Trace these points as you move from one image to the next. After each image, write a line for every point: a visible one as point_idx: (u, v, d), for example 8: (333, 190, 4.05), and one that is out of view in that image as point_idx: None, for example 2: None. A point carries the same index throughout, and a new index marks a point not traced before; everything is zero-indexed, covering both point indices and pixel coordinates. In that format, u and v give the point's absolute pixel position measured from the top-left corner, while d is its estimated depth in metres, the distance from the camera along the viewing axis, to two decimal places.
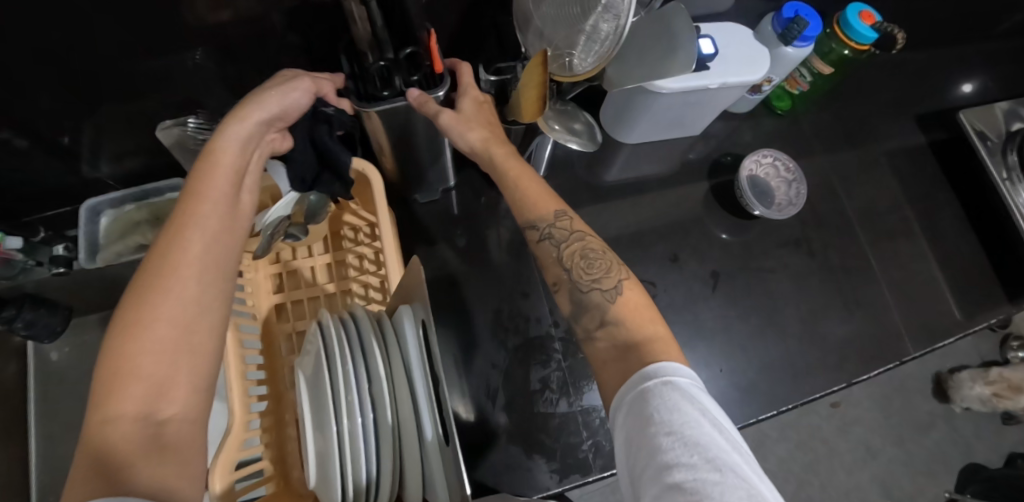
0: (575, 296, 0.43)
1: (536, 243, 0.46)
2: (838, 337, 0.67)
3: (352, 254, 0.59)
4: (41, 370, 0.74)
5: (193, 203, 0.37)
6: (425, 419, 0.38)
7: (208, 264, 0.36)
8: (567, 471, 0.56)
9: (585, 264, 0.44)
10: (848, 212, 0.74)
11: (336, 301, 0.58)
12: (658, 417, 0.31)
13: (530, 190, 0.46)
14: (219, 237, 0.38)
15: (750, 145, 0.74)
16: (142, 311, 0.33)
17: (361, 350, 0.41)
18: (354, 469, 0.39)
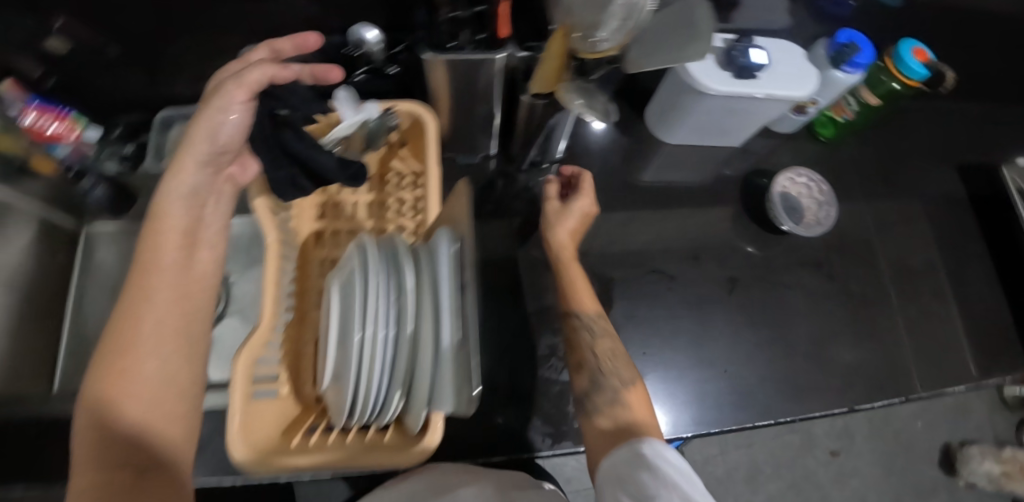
0: (593, 379, 0.51)
1: (575, 329, 0.55)
2: (847, 363, 0.67)
3: (393, 197, 0.62)
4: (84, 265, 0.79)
5: (147, 269, 0.41)
6: (445, 327, 0.40)
7: (166, 320, 0.40)
8: (559, 438, 0.58)
9: (610, 362, 0.52)
10: (874, 245, 0.75)
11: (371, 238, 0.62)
12: (647, 475, 0.38)
13: (581, 289, 0.57)
14: (175, 287, 0.41)
15: (786, 166, 0.76)
16: (111, 381, 0.36)
17: (395, 265, 0.44)
18: (368, 378, 0.41)
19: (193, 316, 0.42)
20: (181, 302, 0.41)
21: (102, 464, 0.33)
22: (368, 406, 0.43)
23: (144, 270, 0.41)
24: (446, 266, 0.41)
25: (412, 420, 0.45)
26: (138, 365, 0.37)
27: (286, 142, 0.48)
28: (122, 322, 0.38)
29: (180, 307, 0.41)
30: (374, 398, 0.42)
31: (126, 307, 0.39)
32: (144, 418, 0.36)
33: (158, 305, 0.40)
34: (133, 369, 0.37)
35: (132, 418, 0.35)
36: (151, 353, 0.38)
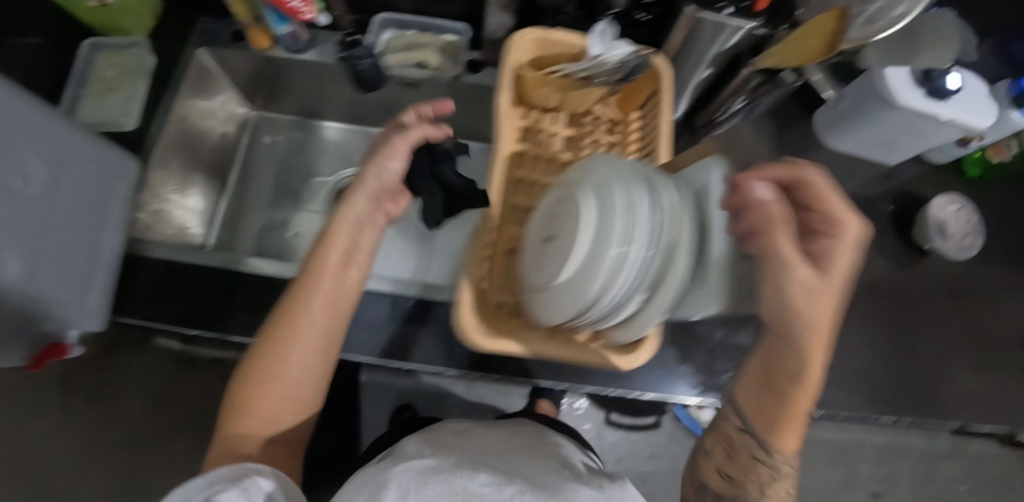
0: (763, 491, 0.53)
1: (751, 438, 0.54)
2: (966, 385, 0.69)
3: (590, 138, 0.66)
4: (250, 147, 0.86)
5: (308, 280, 0.51)
6: (716, 236, 0.44)
7: (315, 330, 0.51)
8: (706, 388, 0.64)
9: (767, 477, 0.53)
10: (1014, 287, 0.75)
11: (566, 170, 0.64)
12: None
13: (794, 433, 0.51)
14: (330, 303, 0.52)
15: (935, 193, 0.78)
16: (272, 361, 0.51)
17: (650, 180, 0.48)
18: (616, 279, 0.44)
19: (327, 337, 0.52)
20: (330, 314, 0.52)
21: (230, 446, 0.51)
22: (605, 304, 0.46)
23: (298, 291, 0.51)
24: (717, 197, 0.45)
25: (630, 329, 0.48)
26: (275, 379, 0.51)
27: (445, 176, 0.60)
28: (278, 328, 0.51)
29: (324, 330, 0.52)
30: (615, 296, 0.45)
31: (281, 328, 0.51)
32: (269, 424, 0.52)
33: (295, 326, 0.51)
34: (266, 389, 0.51)
35: (251, 438, 0.51)
36: (300, 353, 0.51)
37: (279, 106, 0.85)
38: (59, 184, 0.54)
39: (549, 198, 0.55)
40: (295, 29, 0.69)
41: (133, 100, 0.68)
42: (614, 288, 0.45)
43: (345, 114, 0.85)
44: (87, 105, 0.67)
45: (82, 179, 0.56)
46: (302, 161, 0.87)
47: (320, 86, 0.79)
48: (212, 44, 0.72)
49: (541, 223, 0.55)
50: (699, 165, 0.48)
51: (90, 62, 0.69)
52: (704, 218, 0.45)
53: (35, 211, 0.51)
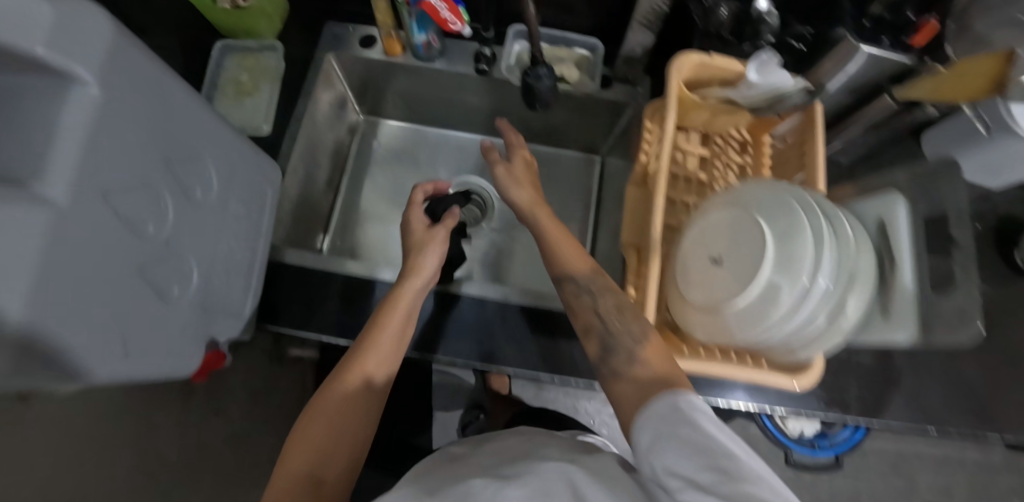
0: (604, 341, 0.54)
1: (575, 296, 0.58)
2: None
3: (722, 158, 0.68)
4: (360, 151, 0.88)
5: (378, 325, 0.57)
6: (906, 270, 0.45)
7: (380, 364, 0.56)
8: (830, 405, 0.66)
9: (618, 316, 0.54)
10: None
11: (702, 189, 0.66)
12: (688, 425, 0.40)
13: (570, 252, 0.59)
14: (394, 344, 0.58)
15: None
16: (341, 390, 0.53)
17: (825, 214, 0.51)
18: (798, 311, 0.48)
19: (378, 392, 0.56)
20: (391, 350, 0.57)
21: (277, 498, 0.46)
22: (788, 325, 0.49)
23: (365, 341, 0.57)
24: (905, 231, 0.47)
25: (805, 350, 0.51)
26: (330, 423, 0.52)
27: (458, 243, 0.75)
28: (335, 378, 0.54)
29: (389, 355, 0.57)
30: (801, 320, 0.48)
31: (340, 376, 0.54)
32: (317, 470, 0.49)
33: (363, 369, 0.55)
34: (332, 418, 0.52)
35: (310, 479, 0.48)
36: (356, 399, 0.53)
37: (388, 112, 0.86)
38: (228, 193, 0.53)
39: (711, 218, 0.57)
40: (431, 38, 0.69)
41: (263, 105, 0.68)
42: (797, 319, 0.48)
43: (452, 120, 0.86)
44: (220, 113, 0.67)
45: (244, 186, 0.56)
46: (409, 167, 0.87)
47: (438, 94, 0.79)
48: (340, 50, 0.73)
49: (703, 244, 0.57)
50: (879, 199, 0.50)
51: (221, 65, 0.69)
52: (890, 250, 0.47)
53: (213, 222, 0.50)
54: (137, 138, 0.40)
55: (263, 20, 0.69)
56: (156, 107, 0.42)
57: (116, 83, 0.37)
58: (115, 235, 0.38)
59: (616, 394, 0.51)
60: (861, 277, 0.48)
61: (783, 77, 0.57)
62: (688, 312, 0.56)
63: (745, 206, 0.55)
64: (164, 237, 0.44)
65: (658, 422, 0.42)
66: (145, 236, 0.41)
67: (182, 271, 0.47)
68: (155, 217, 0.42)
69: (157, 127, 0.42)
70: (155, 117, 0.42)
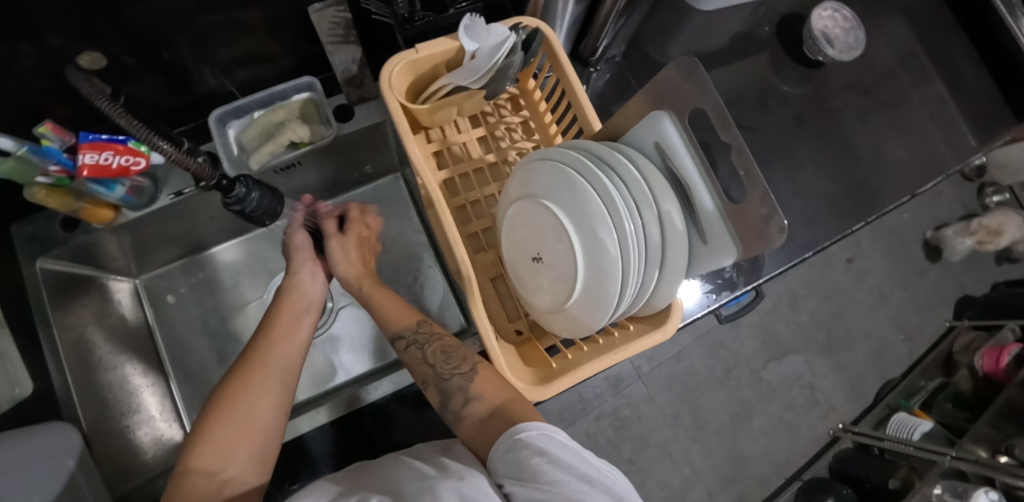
0: (440, 387, 0.46)
1: (404, 351, 0.50)
2: (898, 158, 0.77)
3: (502, 126, 0.61)
4: (159, 314, 0.76)
5: (267, 343, 0.49)
6: (704, 192, 0.44)
7: (285, 370, 0.47)
8: (720, 289, 0.68)
9: (443, 357, 0.48)
10: (888, 58, 0.83)
11: (499, 170, 0.61)
12: (534, 450, 0.35)
13: (390, 310, 0.53)
14: (292, 344, 0.50)
15: (809, 3, 0.79)
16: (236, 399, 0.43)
17: (608, 163, 0.47)
18: (629, 275, 0.45)
19: (291, 374, 0.48)
20: (289, 344, 0.49)
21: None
22: (629, 289, 0.46)
23: (266, 338, 0.49)
24: (683, 148, 0.44)
25: (659, 298, 0.48)
26: (245, 413, 0.42)
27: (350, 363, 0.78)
28: (248, 368, 0.46)
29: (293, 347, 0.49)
30: (636, 283, 0.46)
31: (247, 371, 0.45)
32: (221, 467, 0.39)
33: (278, 362, 0.47)
34: (223, 425, 0.41)
35: (213, 478, 0.39)
36: (268, 389, 0.45)
37: (161, 259, 0.74)
38: None
39: (516, 215, 0.53)
40: (131, 183, 0.57)
41: None
42: (633, 281, 0.46)
43: (236, 225, 0.75)
44: None
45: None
46: (225, 296, 0.78)
47: (194, 217, 0.68)
48: (48, 250, 0.60)
49: (521, 245, 0.53)
50: (648, 122, 0.47)
51: None
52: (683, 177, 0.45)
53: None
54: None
55: None
56: None
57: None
58: None
59: (461, 430, 0.43)
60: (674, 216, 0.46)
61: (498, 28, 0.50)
62: (544, 319, 0.52)
63: (535, 191, 0.51)
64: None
65: (504, 459, 0.37)
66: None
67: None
68: None
69: None
70: None
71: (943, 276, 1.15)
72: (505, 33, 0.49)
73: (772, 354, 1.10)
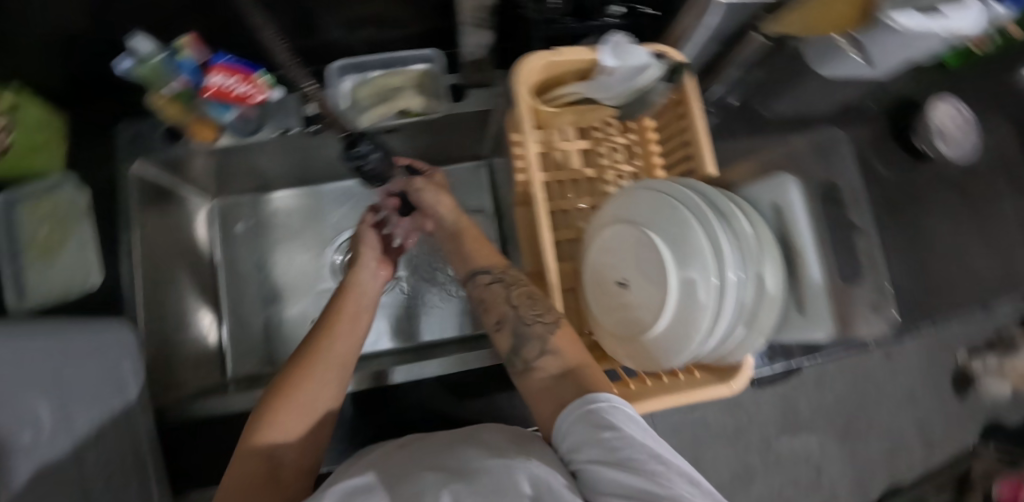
0: (518, 329, 0.48)
1: (487, 286, 0.53)
2: (979, 269, 0.75)
3: (607, 144, 0.61)
4: (224, 236, 0.77)
5: (327, 326, 0.49)
6: (814, 264, 0.43)
7: (339, 355, 0.48)
8: (775, 356, 0.67)
9: (529, 302, 0.49)
10: (993, 166, 0.81)
11: (594, 186, 0.61)
12: (608, 426, 0.36)
13: (476, 248, 0.57)
14: (348, 325, 0.50)
15: (928, 93, 0.77)
16: (291, 385, 0.44)
17: (720, 210, 0.47)
18: (716, 325, 0.45)
19: (345, 361, 0.47)
20: (345, 324, 0.50)
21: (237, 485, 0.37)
22: (713, 339, 0.46)
23: (327, 323, 0.50)
24: (803, 215, 0.44)
25: (736, 352, 0.48)
26: (296, 403, 0.43)
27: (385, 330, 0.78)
28: (305, 357, 0.46)
29: (350, 326, 0.50)
30: (719, 333, 0.46)
31: (305, 358, 0.46)
32: (278, 451, 0.40)
33: (330, 350, 0.47)
34: (277, 414, 0.42)
35: (268, 461, 0.39)
36: (322, 379, 0.45)
37: (238, 188, 0.75)
38: (73, 420, 0.47)
39: (609, 235, 0.53)
40: (243, 111, 0.58)
41: (82, 253, 0.58)
42: (717, 332, 0.46)
43: (316, 174, 0.76)
44: (37, 281, 0.57)
45: (83, 393, 0.49)
46: (290, 239, 0.78)
47: (284, 156, 0.68)
48: (146, 153, 0.61)
49: (608, 266, 0.53)
50: (771, 181, 0.46)
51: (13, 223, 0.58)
52: (796, 244, 0.44)
53: (63, 460, 0.45)
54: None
55: (37, 156, 0.57)
56: None
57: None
58: None
59: (526, 385, 0.46)
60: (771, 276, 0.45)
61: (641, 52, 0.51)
62: (611, 343, 0.53)
63: (637, 218, 0.51)
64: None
65: (579, 430, 0.37)
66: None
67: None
68: None
69: None
70: None
71: (976, 394, 1.13)
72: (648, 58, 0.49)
73: (788, 426, 1.08)
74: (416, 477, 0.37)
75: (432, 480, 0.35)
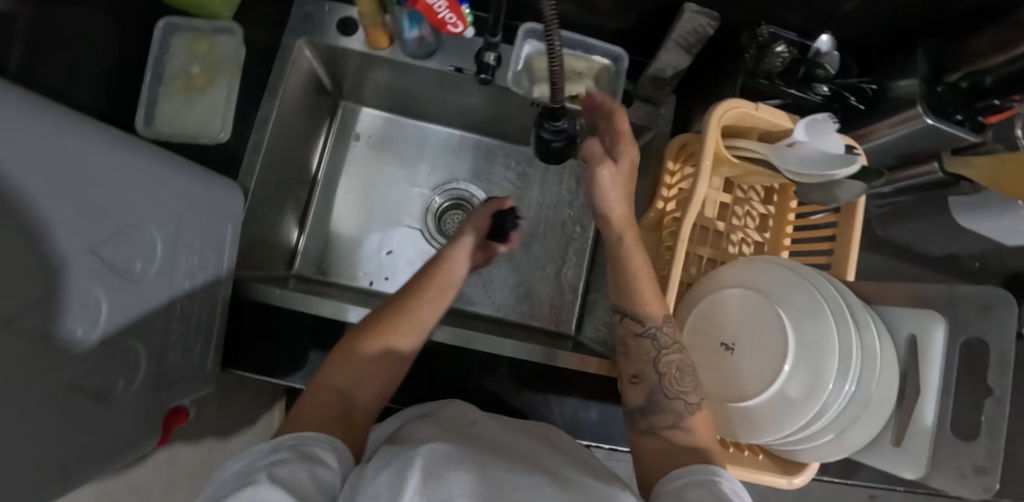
0: (653, 397, 0.47)
1: (635, 337, 0.50)
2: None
3: (746, 206, 0.61)
4: (338, 138, 0.75)
5: (415, 290, 0.52)
6: (930, 408, 0.43)
7: (420, 321, 0.50)
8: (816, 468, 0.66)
9: (678, 375, 0.48)
10: None
11: (718, 240, 0.60)
12: (726, 500, 0.35)
13: (646, 286, 0.50)
14: (433, 296, 0.52)
15: None
16: (371, 335, 0.47)
17: (856, 319, 0.47)
18: (809, 425, 0.46)
19: (417, 332, 0.49)
20: (432, 294, 0.52)
21: (312, 406, 0.42)
22: (799, 436, 0.47)
23: (416, 289, 0.52)
24: (939, 358, 0.44)
25: (807, 454, 0.49)
26: (370, 354, 0.46)
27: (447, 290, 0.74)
28: (386, 314, 0.49)
29: (435, 298, 0.52)
30: (807, 433, 0.46)
31: (387, 313, 0.49)
32: (349, 393, 0.44)
33: (411, 315, 0.50)
34: (352, 360, 0.46)
35: (340, 402, 0.43)
36: (398, 339, 0.48)
37: (369, 102, 0.74)
38: (175, 261, 0.46)
39: (728, 297, 0.53)
40: (425, 33, 0.57)
41: (217, 107, 0.57)
42: (806, 431, 0.46)
43: (446, 119, 0.75)
44: (167, 115, 0.56)
45: (192, 242, 0.48)
46: (396, 167, 0.76)
47: (432, 91, 0.67)
48: (315, 34, 0.60)
49: (716, 325, 0.53)
50: (917, 313, 0.46)
51: (168, 50, 0.57)
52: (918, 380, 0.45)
53: (159, 297, 0.45)
54: (41, 235, 0.33)
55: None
56: (60, 195, 0.34)
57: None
58: (39, 359, 0.34)
59: (642, 445, 0.46)
60: (878, 401, 0.46)
61: (833, 142, 0.51)
62: None
63: (766, 291, 0.51)
64: (95, 338, 0.38)
65: (693, 491, 0.37)
66: (67, 346, 0.36)
67: (122, 364, 0.42)
68: (86, 319, 0.37)
69: (63, 220, 0.34)
70: (58, 208, 0.34)
71: None
72: (840, 151, 0.51)
73: None
74: (501, 461, 0.36)
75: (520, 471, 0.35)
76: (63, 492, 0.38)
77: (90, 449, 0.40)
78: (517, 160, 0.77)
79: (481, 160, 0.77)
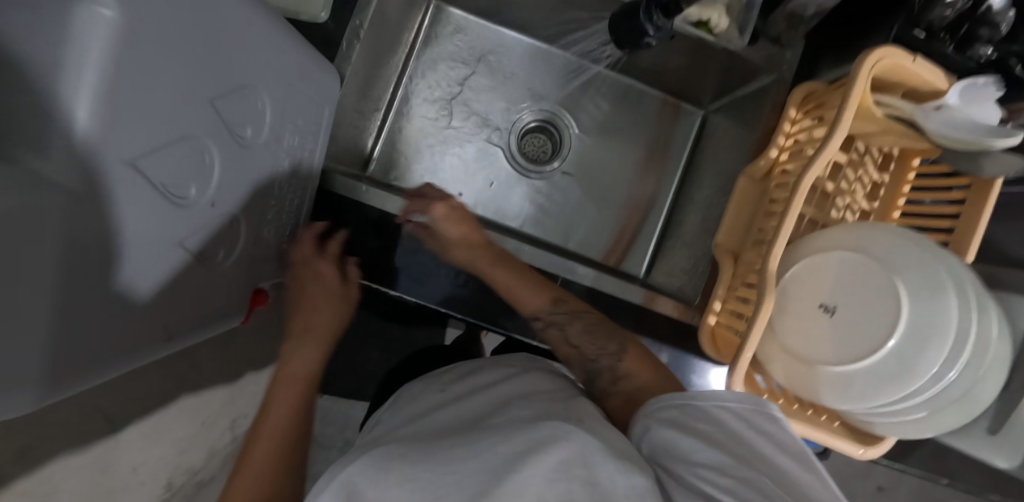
0: (586, 366, 0.51)
1: (544, 329, 0.53)
2: None
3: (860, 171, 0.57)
4: (427, 40, 0.70)
5: (275, 387, 0.48)
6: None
7: (295, 392, 0.48)
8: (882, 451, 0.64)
9: (592, 338, 0.51)
10: None
11: (823, 201, 0.57)
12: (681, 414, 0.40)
13: (517, 286, 0.53)
14: (299, 376, 0.49)
15: None
16: (261, 425, 0.45)
17: (974, 302, 0.45)
18: (898, 400, 0.45)
19: (323, 340, 0.52)
20: (298, 361, 0.50)
21: None
22: (889, 408, 0.46)
23: (274, 386, 0.48)
24: None
25: (881, 426, 0.49)
26: (270, 443, 0.44)
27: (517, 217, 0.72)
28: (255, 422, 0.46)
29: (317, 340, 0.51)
30: (893, 408, 0.46)
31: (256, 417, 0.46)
32: (270, 485, 0.42)
33: (281, 401, 0.47)
34: (253, 456, 0.43)
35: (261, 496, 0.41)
36: (284, 407, 0.46)
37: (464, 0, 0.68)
38: (279, 137, 0.45)
39: (829, 260, 0.49)
40: None
41: None
42: (892, 406, 0.46)
43: (544, 32, 0.69)
44: None
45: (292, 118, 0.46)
46: (483, 78, 0.71)
47: None
48: None
49: (809, 285, 0.50)
50: None
51: None
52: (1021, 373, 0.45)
53: (259, 167, 0.43)
54: (171, 69, 0.30)
55: None
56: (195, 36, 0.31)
57: (141, 3, 0.26)
58: (151, 209, 0.33)
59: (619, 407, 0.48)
60: (979, 391, 0.45)
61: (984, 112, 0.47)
62: (768, 353, 0.51)
63: (879, 258, 0.47)
64: (208, 200, 0.38)
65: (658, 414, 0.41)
66: (186, 204, 0.36)
67: (227, 233, 0.42)
68: (197, 178, 0.36)
69: (193, 64, 0.32)
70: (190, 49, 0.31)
71: None
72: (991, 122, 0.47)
73: None
74: (442, 442, 0.37)
75: (489, 436, 0.35)
76: (165, 349, 0.40)
77: (190, 312, 0.41)
78: (612, 90, 0.72)
79: (572, 83, 0.72)
